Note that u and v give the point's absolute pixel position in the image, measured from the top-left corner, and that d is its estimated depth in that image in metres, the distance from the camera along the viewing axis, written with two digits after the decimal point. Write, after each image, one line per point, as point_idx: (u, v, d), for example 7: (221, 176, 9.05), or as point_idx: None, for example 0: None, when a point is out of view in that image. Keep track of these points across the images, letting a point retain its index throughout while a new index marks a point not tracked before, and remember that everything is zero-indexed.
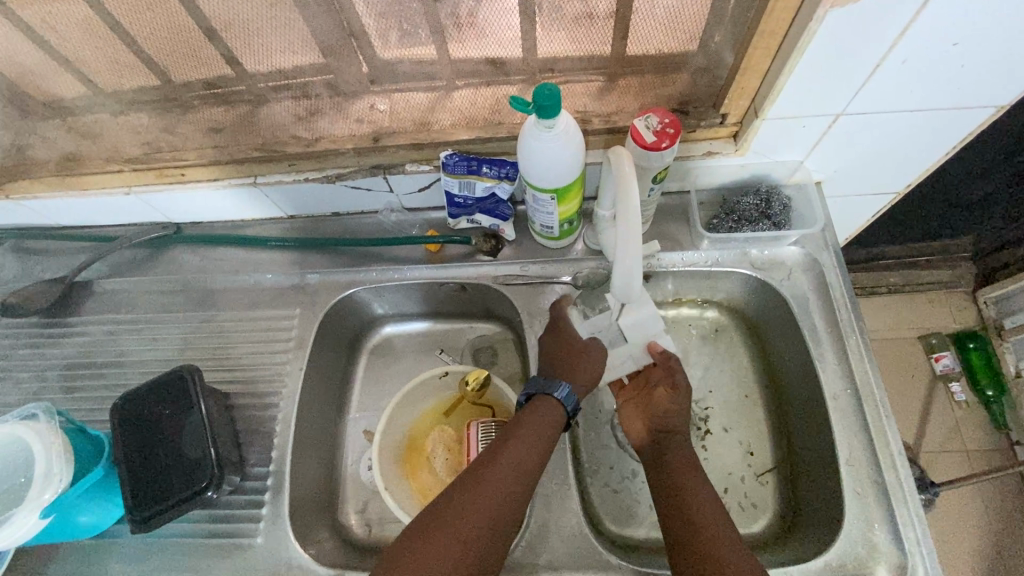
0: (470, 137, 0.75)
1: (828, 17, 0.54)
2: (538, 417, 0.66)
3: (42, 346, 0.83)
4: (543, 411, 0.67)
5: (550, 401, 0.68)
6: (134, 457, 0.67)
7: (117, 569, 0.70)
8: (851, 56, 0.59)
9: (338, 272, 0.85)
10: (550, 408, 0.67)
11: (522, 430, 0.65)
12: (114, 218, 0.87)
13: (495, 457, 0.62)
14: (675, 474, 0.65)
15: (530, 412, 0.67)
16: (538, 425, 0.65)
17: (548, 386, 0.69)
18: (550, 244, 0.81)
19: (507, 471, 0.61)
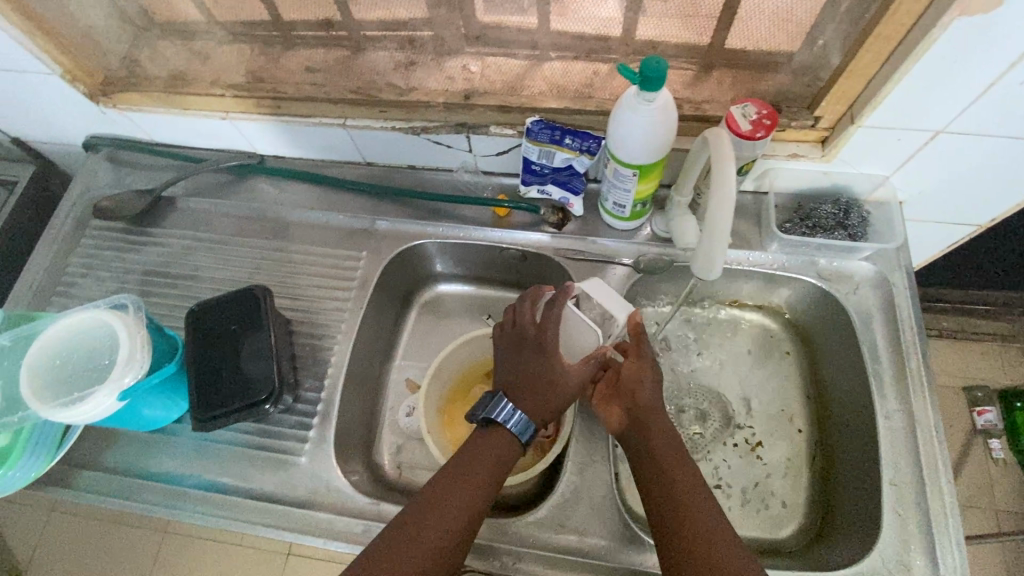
0: (559, 106, 0.76)
1: (952, 25, 0.53)
2: (491, 447, 0.66)
3: (125, 250, 0.88)
4: (493, 441, 0.66)
5: (505, 435, 0.67)
6: (204, 363, 0.71)
7: (172, 463, 0.75)
8: (966, 70, 0.58)
9: (405, 223, 0.88)
10: (505, 443, 0.66)
11: (471, 462, 0.64)
12: (205, 140, 0.91)
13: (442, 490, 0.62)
14: (655, 451, 0.64)
15: (483, 441, 0.66)
16: (495, 454, 0.65)
17: (506, 416, 0.67)
18: (618, 225, 0.82)
19: (454, 504, 0.61)
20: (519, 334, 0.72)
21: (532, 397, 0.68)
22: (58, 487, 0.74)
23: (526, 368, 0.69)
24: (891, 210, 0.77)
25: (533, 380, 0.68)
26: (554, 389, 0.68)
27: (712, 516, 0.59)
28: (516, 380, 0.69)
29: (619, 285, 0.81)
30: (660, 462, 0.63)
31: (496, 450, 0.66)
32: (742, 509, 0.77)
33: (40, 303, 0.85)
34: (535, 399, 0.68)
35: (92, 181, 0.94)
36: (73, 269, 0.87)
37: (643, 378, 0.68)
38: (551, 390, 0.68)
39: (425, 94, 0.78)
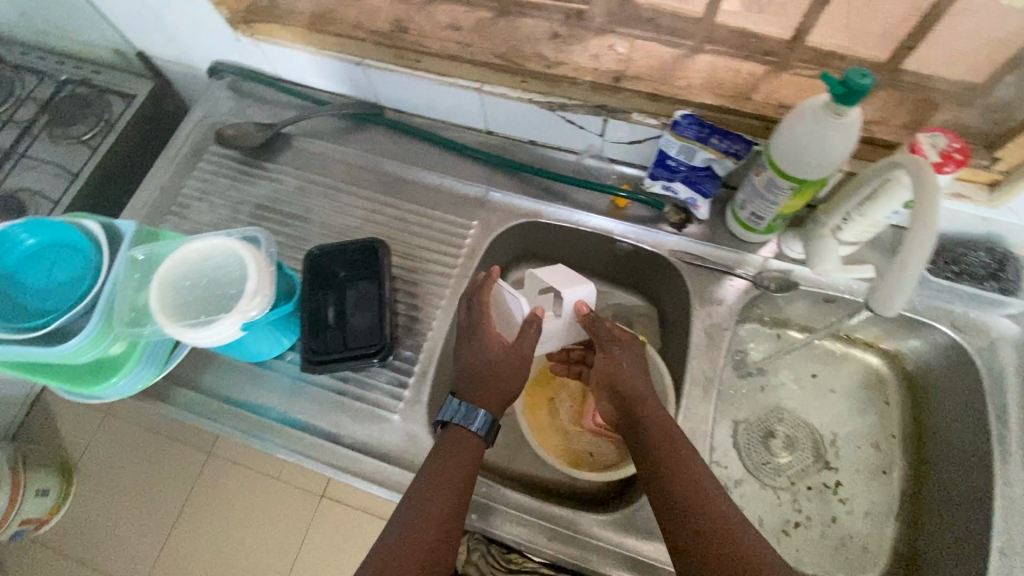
0: (714, 103, 0.71)
1: None
2: (457, 449, 0.65)
3: (239, 181, 0.89)
4: (457, 445, 0.65)
5: (467, 433, 0.66)
6: (318, 304, 0.73)
7: (267, 398, 0.76)
8: None
9: (519, 199, 0.86)
10: (467, 445, 0.65)
11: (437, 470, 0.63)
12: (330, 83, 0.91)
13: (415, 503, 0.61)
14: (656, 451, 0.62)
15: (446, 447, 0.65)
16: (461, 458, 0.64)
17: (464, 418, 0.66)
18: (746, 237, 0.79)
19: (429, 514, 0.60)
20: (462, 326, 0.75)
21: (480, 390, 0.69)
22: (158, 401, 0.76)
23: (470, 363, 0.71)
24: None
25: (486, 374, 0.70)
26: (501, 378, 0.70)
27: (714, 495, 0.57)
28: (462, 374, 0.70)
29: (736, 299, 0.78)
30: (662, 464, 0.61)
31: (461, 449, 0.65)
32: (822, 548, 0.77)
33: (155, 220, 0.87)
34: (482, 392, 0.69)
35: (214, 106, 0.95)
36: (188, 190, 0.88)
37: (620, 359, 0.72)
38: (501, 381, 0.70)
39: (573, 69, 0.74)
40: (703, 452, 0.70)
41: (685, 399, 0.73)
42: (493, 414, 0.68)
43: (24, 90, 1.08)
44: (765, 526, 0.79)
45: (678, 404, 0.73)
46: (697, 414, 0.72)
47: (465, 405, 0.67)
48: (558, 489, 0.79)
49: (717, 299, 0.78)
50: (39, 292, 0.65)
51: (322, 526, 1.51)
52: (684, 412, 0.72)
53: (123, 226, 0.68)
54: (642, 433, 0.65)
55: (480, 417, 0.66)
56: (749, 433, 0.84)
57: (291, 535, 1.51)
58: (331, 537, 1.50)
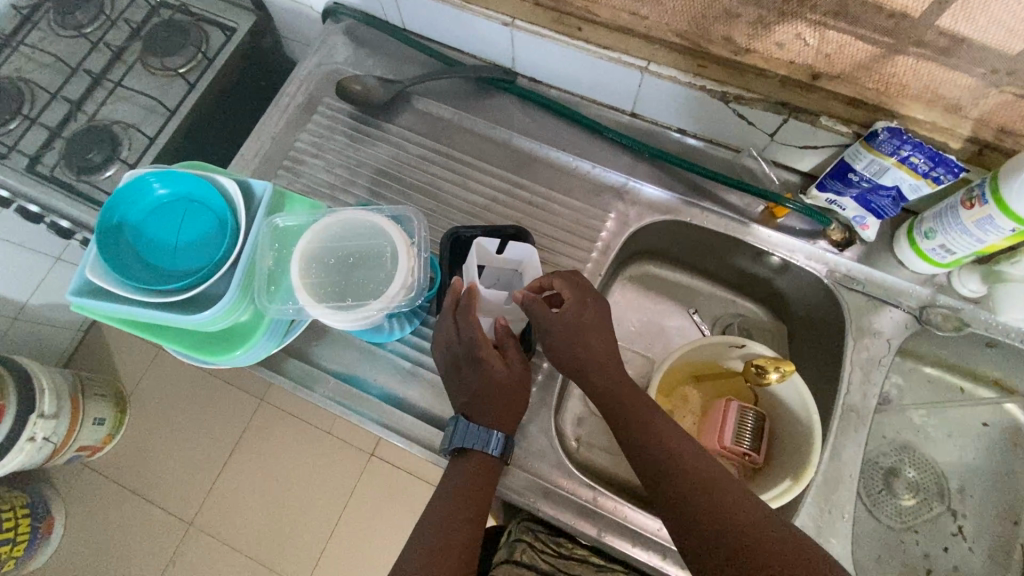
0: (925, 117, 0.62)
1: None
2: (475, 469, 0.61)
3: (356, 140, 0.82)
4: (475, 466, 0.61)
5: (486, 457, 0.61)
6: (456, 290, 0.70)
7: (383, 381, 0.72)
8: None
9: (663, 195, 0.79)
10: (483, 464, 0.61)
11: (454, 493, 0.60)
12: (463, 42, 0.82)
13: (430, 528, 0.59)
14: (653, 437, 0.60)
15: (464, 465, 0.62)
16: (478, 481, 0.61)
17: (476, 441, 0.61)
18: (918, 267, 0.71)
19: (445, 539, 0.57)
20: (453, 357, 0.64)
21: (489, 410, 0.63)
22: (270, 372, 0.71)
23: (472, 383, 0.63)
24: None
25: (497, 400, 0.63)
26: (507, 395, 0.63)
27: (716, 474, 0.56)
28: (470, 400, 0.63)
29: (895, 332, 0.71)
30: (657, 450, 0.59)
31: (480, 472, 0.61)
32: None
33: (267, 174, 0.81)
34: (495, 411, 0.63)
35: (330, 54, 0.87)
36: (302, 145, 0.82)
37: (588, 331, 0.63)
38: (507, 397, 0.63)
39: (765, 58, 0.65)
40: (847, 494, 0.66)
41: (833, 433, 0.68)
42: (508, 432, 0.63)
43: (116, 10, 1.01)
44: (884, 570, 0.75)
45: (826, 437, 0.68)
46: (846, 452, 0.67)
47: (484, 428, 0.62)
48: None
49: (875, 330, 0.72)
50: (168, 251, 0.60)
51: (369, 484, 1.47)
52: (830, 448, 0.68)
53: (259, 188, 0.62)
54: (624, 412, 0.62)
55: (492, 438, 0.61)
56: (870, 469, 0.80)
57: (339, 489, 1.47)
58: (377, 498, 1.46)
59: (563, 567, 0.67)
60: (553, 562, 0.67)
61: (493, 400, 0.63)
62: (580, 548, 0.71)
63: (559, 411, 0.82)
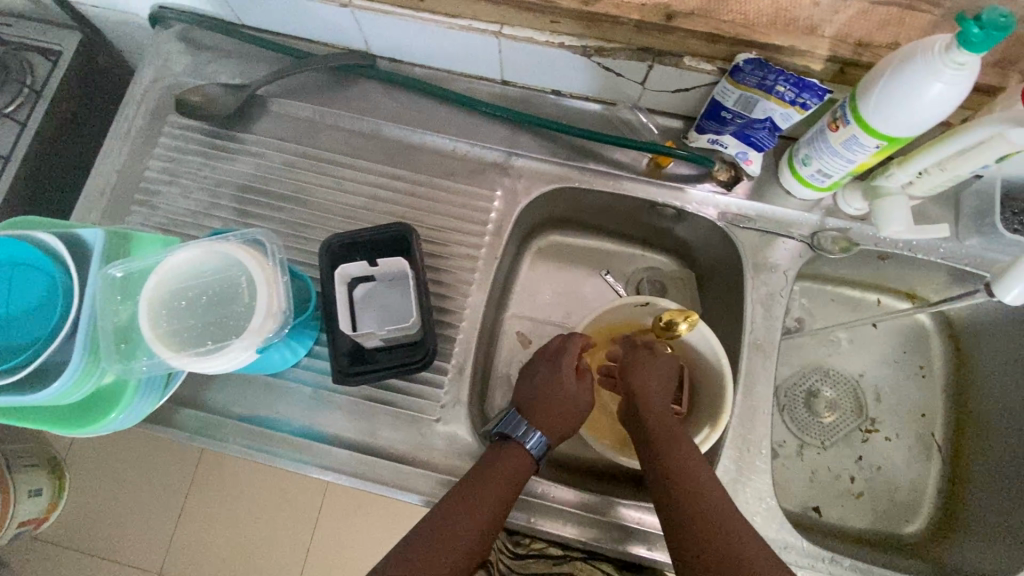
0: (784, 44, 0.60)
1: None
2: (512, 464, 0.62)
3: (213, 158, 0.75)
4: (514, 454, 0.63)
5: (519, 451, 0.63)
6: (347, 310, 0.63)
7: (287, 411, 0.68)
8: None
9: (547, 163, 0.75)
10: (513, 458, 0.62)
11: (490, 475, 0.60)
12: (308, 30, 0.75)
13: (459, 497, 0.59)
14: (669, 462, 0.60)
15: (501, 457, 0.62)
16: (510, 469, 0.61)
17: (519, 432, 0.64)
18: (803, 193, 0.71)
19: (465, 511, 0.58)
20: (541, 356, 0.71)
21: (545, 414, 0.65)
22: (163, 425, 0.67)
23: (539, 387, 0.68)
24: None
25: (554, 400, 0.66)
26: (563, 404, 0.66)
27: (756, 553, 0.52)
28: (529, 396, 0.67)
29: (790, 263, 0.72)
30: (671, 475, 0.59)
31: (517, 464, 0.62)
32: (867, 502, 0.77)
33: (119, 212, 0.73)
34: (551, 416, 0.65)
35: (166, 65, 0.78)
36: (153, 173, 0.74)
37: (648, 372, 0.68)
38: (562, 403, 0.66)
39: (617, 4, 0.61)
40: (764, 431, 0.68)
41: (743, 374, 0.69)
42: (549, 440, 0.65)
43: None
44: (810, 489, 0.78)
45: (738, 378, 0.69)
46: (758, 390, 0.68)
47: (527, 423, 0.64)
48: (613, 473, 0.76)
49: (771, 265, 0.72)
50: None
51: (335, 499, 1.43)
52: (743, 389, 0.69)
53: (91, 238, 0.56)
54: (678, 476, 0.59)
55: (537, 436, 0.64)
56: (790, 397, 0.82)
57: (305, 509, 1.42)
58: (344, 511, 1.42)
59: (519, 568, 0.71)
60: (508, 564, 0.72)
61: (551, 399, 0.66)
62: (538, 541, 0.72)
63: (485, 401, 0.80)
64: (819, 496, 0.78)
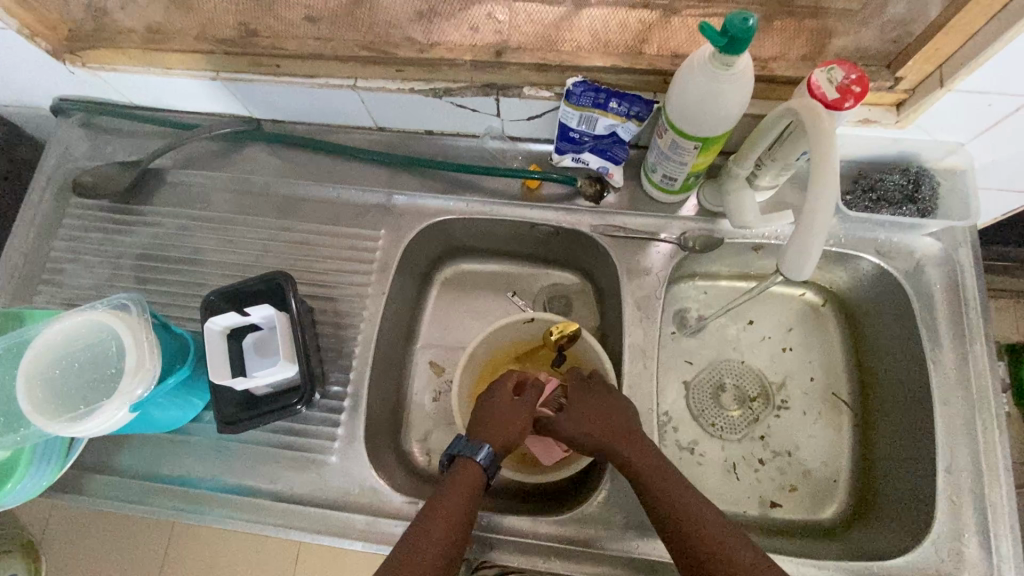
0: (604, 64, 0.65)
1: None
2: (455, 499, 0.60)
3: (113, 232, 0.80)
4: (464, 476, 0.62)
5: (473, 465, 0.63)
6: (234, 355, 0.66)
7: (190, 465, 0.71)
8: None
9: (427, 198, 0.80)
10: (470, 475, 0.62)
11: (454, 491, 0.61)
12: (192, 104, 0.80)
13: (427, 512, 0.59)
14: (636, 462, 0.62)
15: (455, 480, 0.62)
16: (469, 483, 0.62)
17: (470, 451, 0.64)
18: (663, 198, 0.75)
19: (434, 520, 0.58)
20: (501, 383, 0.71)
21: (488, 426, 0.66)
22: (72, 493, 0.70)
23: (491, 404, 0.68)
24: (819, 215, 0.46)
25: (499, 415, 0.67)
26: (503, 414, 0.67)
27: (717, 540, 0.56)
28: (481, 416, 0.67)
29: (662, 265, 0.75)
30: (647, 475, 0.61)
31: (463, 497, 0.60)
32: (804, 492, 0.77)
33: (28, 293, 0.78)
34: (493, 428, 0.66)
35: (67, 151, 0.84)
36: (58, 252, 0.79)
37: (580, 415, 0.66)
38: (502, 419, 0.66)
39: (449, 49, 0.67)
40: (651, 428, 0.69)
41: (626, 376, 0.71)
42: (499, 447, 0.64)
43: None
44: (751, 486, 0.77)
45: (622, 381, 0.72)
46: (641, 390, 0.71)
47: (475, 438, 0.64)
48: (522, 488, 0.77)
49: (644, 269, 0.75)
50: None
51: None
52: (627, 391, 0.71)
53: None
54: (634, 474, 0.62)
55: (485, 448, 0.63)
56: (698, 394, 0.82)
57: None
58: None
59: None
60: None
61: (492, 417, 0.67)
62: None
63: (400, 433, 0.82)
64: (761, 493, 0.77)
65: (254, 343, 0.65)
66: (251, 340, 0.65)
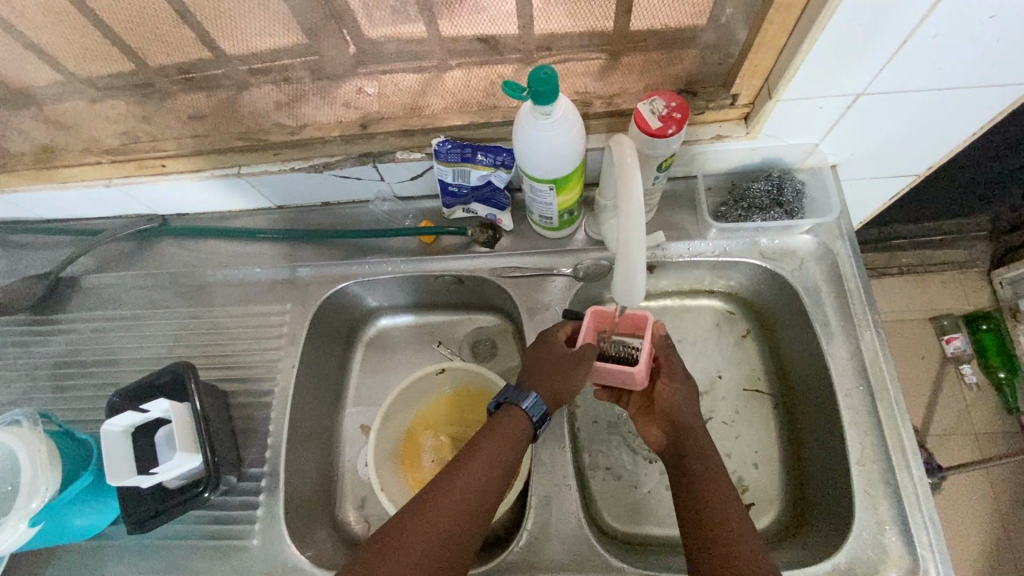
0: (463, 123, 0.70)
1: (842, 3, 0.50)
2: (495, 443, 0.59)
3: (31, 344, 0.82)
4: (508, 425, 0.60)
5: (516, 412, 0.61)
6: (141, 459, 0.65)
7: (113, 570, 0.70)
8: (864, 44, 0.55)
9: (330, 266, 0.82)
10: (512, 422, 0.61)
11: (498, 439, 0.59)
12: (97, 210, 0.84)
13: (469, 455, 0.59)
14: (686, 465, 0.62)
15: (496, 426, 0.60)
16: (509, 433, 0.60)
17: (515, 396, 0.62)
18: (550, 234, 0.78)
19: (471, 465, 0.58)
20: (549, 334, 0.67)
21: (544, 376, 0.63)
22: None
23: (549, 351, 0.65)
24: (633, 265, 0.51)
25: (552, 366, 0.63)
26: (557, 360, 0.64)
27: (725, 527, 0.56)
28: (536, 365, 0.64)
29: (560, 297, 0.77)
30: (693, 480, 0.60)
31: (505, 441, 0.59)
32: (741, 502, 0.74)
33: None
34: (546, 377, 0.63)
35: None
36: None
37: (676, 397, 0.64)
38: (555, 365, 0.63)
39: (317, 128, 0.71)
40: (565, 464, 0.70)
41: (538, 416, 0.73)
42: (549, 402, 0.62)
43: None
44: None
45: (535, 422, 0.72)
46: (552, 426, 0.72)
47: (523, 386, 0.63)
48: None
49: (544, 305, 0.77)
50: None
51: None
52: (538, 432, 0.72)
53: None
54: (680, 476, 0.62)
55: (533, 395, 0.61)
56: (620, 419, 0.80)
57: None
58: None
59: None
60: None
61: (551, 367, 0.63)
62: None
63: None
64: None
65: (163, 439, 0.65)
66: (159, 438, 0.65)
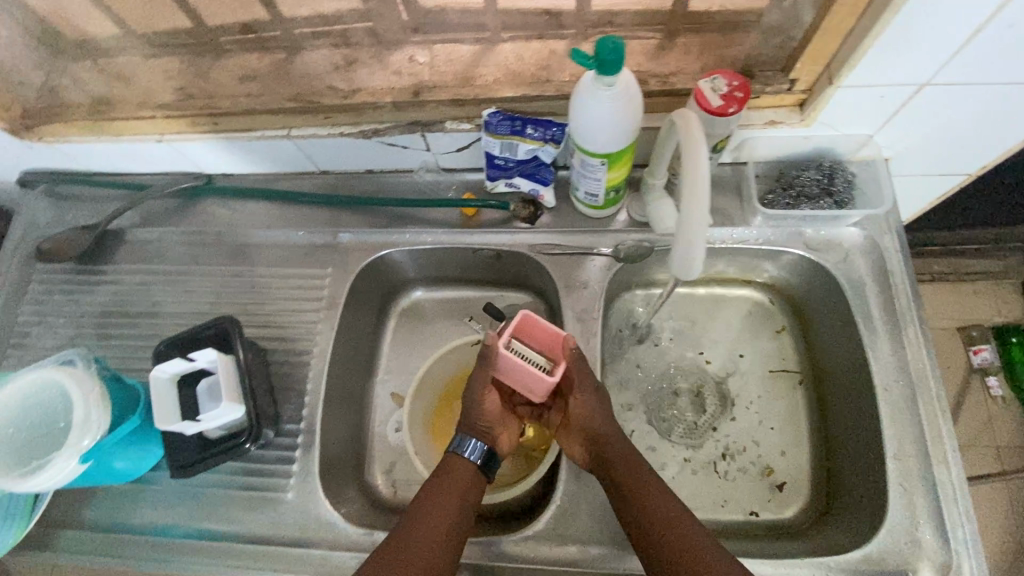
0: (517, 94, 0.69)
1: None
2: (449, 485, 0.62)
3: (78, 293, 0.84)
4: (456, 471, 0.63)
5: (462, 460, 0.64)
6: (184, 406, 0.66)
7: (151, 514, 0.72)
8: (937, 31, 0.54)
9: (369, 234, 0.83)
10: (462, 467, 0.64)
11: (451, 481, 0.62)
12: (145, 166, 0.85)
13: (428, 494, 0.61)
14: (616, 474, 0.62)
15: (448, 470, 0.63)
16: (462, 475, 0.63)
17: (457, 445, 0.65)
18: (593, 213, 0.78)
19: (432, 503, 0.60)
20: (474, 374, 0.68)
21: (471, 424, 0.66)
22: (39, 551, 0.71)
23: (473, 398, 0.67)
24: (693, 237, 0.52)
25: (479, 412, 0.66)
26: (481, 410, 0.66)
27: (676, 524, 0.57)
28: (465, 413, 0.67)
29: (599, 277, 0.77)
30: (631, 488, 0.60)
31: (461, 481, 0.62)
32: (768, 491, 0.74)
33: None
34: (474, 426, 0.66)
35: (33, 221, 0.88)
36: (25, 317, 0.83)
37: (589, 409, 0.65)
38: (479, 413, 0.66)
39: (370, 93, 0.71)
40: None
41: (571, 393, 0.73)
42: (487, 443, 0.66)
43: None
44: (716, 491, 0.75)
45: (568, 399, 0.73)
46: None
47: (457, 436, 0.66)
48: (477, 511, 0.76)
49: (582, 283, 0.77)
50: None
51: None
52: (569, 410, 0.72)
53: None
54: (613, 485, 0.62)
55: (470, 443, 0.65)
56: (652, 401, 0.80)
57: None
58: None
59: None
60: None
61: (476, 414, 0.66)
62: None
63: None
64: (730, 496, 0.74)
65: (206, 389, 0.66)
66: (202, 388, 0.67)
